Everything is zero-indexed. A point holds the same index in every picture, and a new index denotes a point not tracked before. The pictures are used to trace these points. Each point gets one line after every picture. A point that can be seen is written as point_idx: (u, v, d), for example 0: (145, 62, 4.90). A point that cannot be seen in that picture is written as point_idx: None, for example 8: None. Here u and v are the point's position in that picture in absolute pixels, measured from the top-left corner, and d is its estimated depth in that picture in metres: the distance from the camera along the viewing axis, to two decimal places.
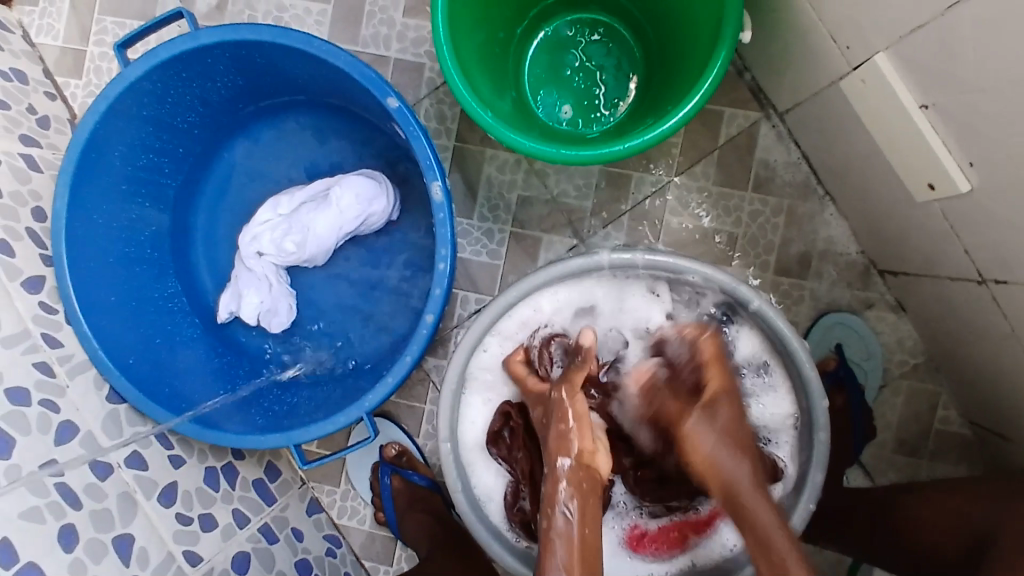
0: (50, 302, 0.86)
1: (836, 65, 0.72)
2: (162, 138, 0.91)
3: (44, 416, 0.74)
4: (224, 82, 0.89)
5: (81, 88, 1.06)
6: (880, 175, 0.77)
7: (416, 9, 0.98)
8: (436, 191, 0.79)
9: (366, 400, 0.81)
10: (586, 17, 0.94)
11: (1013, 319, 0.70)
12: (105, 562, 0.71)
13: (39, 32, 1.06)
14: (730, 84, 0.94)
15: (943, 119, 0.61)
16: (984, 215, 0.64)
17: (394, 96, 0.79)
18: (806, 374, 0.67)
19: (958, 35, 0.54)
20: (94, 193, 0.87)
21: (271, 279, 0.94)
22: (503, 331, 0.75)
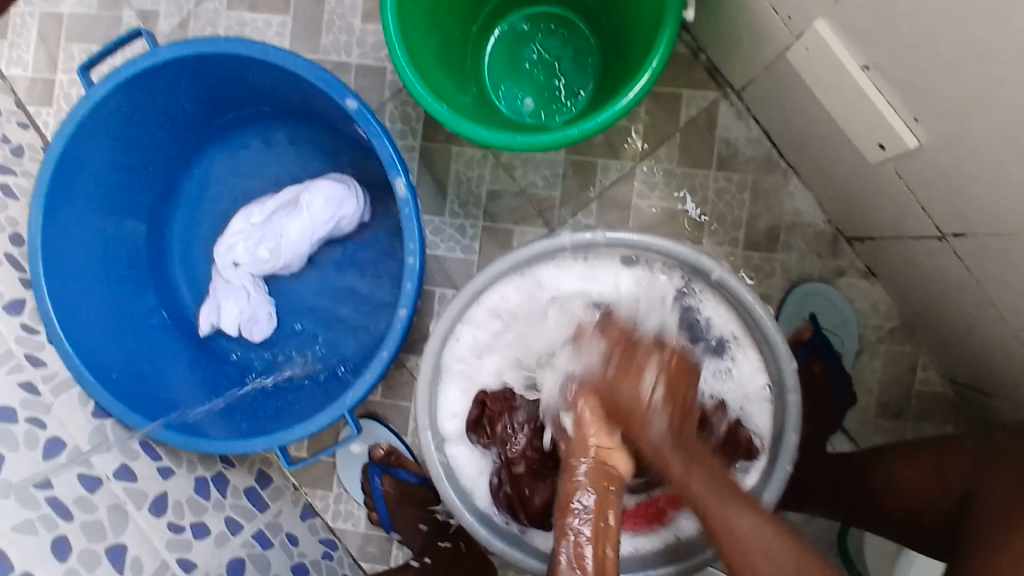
0: (32, 324, 0.87)
1: (780, 36, 0.73)
2: (132, 157, 0.93)
3: (30, 432, 0.76)
4: (189, 98, 0.91)
5: (53, 116, 1.08)
6: (835, 141, 0.78)
7: (374, 15, 1.00)
8: (401, 187, 0.80)
9: (347, 397, 0.82)
10: (541, 11, 0.96)
11: (975, 270, 0.71)
12: (99, 571, 0.72)
13: (8, 64, 1.08)
14: (686, 66, 0.95)
15: (882, 76, 0.62)
16: (933, 168, 0.65)
17: (352, 98, 0.80)
18: (774, 341, 0.68)
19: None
20: (68, 214, 0.88)
21: (249, 289, 0.95)
22: (473, 319, 0.76)
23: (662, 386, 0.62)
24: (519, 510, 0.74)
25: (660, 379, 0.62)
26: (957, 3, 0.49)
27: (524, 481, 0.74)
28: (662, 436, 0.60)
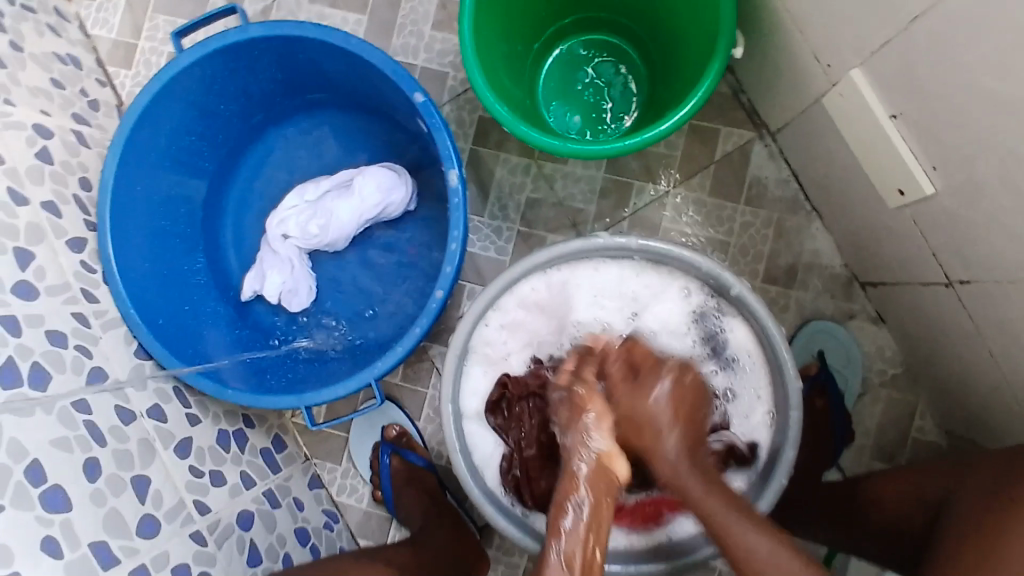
0: (90, 263, 0.93)
1: (819, 82, 0.79)
2: (204, 123, 1.00)
3: (77, 359, 0.81)
4: (266, 76, 0.98)
5: (129, 78, 1.16)
6: (858, 185, 0.83)
7: (444, 24, 1.08)
8: (453, 178, 0.86)
9: (375, 368, 0.87)
10: (599, 39, 1.03)
11: (977, 319, 0.76)
12: (123, 497, 0.76)
13: (94, 25, 1.16)
14: (727, 105, 1.02)
15: (909, 126, 0.68)
16: (947, 216, 0.70)
17: (420, 92, 0.87)
18: (782, 359, 0.73)
19: (913, 48, 0.61)
20: (139, 166, 0.95)
21: (294, 261, 1.01)
22: (505, 307, 0.81)
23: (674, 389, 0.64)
24: (525, 494, 0.77)
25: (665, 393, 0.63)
26: (980, 64, 0.55)
27: (532, 466, 0.77)
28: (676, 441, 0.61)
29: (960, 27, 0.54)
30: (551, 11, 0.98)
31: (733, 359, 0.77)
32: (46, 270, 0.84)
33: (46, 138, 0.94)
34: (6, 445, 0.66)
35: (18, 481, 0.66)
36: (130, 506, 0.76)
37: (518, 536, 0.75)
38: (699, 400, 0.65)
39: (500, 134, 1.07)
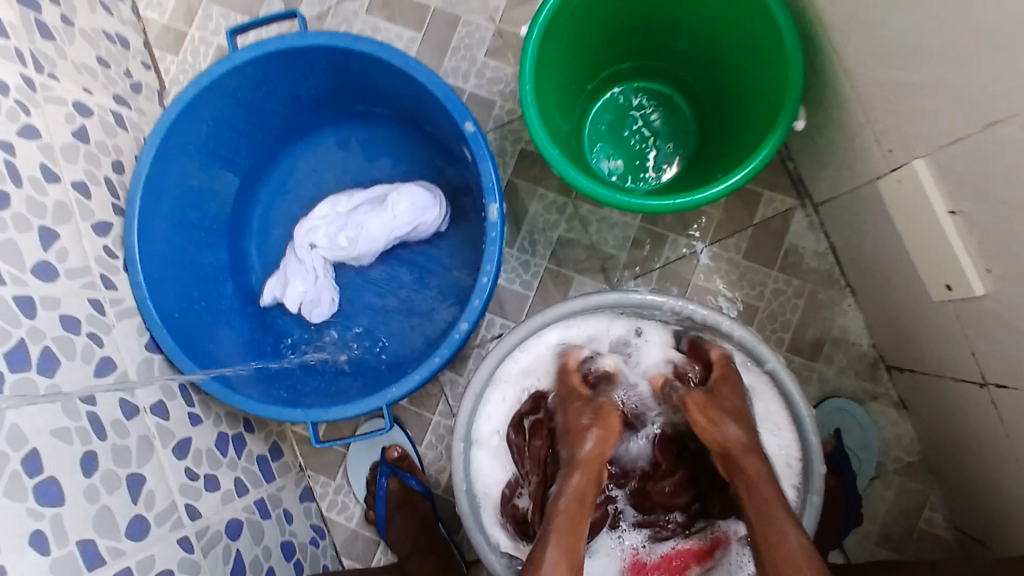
0: (113, 248, 0.91)
1: (876, 165, 0.78)
2: (247, 121, 0.99)
3: (88, 347, 0.79)
4: (316, 83, 0.97)
5: (176, 65, 1.16)
6: (903, 271, 0.82)
7: (498, 52, 1.08)
8: (493, 212, 0.85)
9: (389, 393, 0.85)
10: (652, 88, 1.02)
11: (1008, 424, 0.74)
12: (116, 494, 0.73)
13: (146, 6, 1.16)
14: (773, 169, 1.01)
15: (967, 225, 0.67)
16: (996, 318, 0.68)
17: (471, 122, 0.86)
18: (809, 442, 0.72)
19: (989, 153, 0.59)
20: (174, 157, 0.93)
21: (318, 271, 1.01)
22: (532, 348, 0.80)
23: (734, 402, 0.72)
24: (530, 522, 0.79)
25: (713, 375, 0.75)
26: None
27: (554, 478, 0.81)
28: (738, 439, 0.69)
29: None
30: (610, 55, 0.97)
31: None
32: (68, 252, 0.82)
33: (85, 116, 0.93)
34: (6, 432, 0.64)
35: (12, 471, 0.63)
36: (122, 505, 0.73)
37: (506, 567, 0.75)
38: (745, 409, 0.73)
39: (540, 170, 1.06)
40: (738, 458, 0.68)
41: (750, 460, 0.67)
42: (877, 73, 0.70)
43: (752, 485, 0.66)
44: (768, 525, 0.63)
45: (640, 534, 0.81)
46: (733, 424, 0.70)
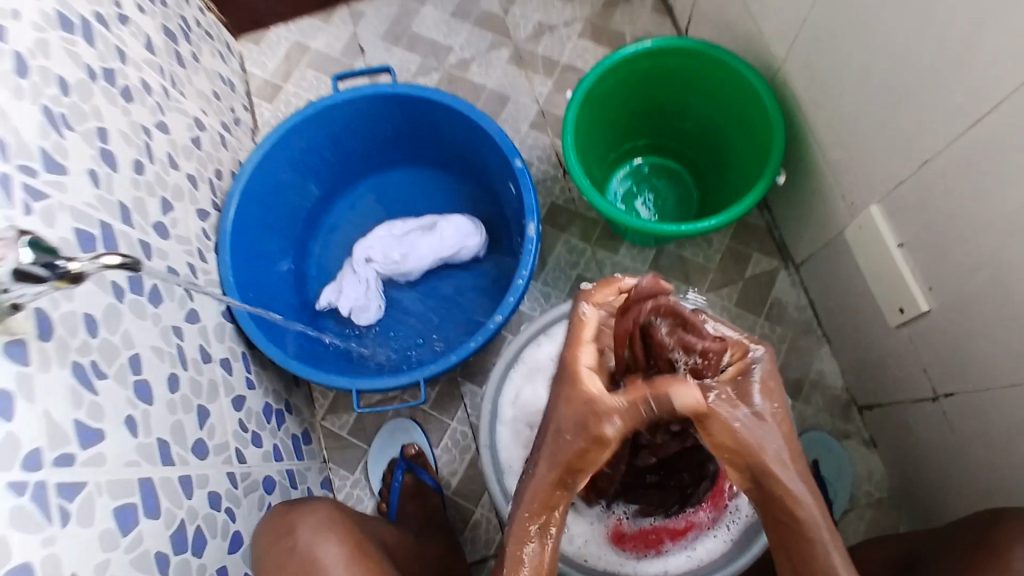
0: (208, 231, 1.08)
1: (842, 219, 0.98)
2: (331, 151, 1.19)
3: (184, 296, 0.94)
4: (393, 127, 1.19)
5: (269, 111, 1.39)
6: (867, 308, 0.98)
7: (538, 125, 1.32)
8: (530, 230, 1.03)
9: (426, 369, 1.00)
10: (662, 163, 1.25)
11: (958, 431, 0.88)
12: (189, 416, 0.87)
13: (252, 64, 1.42)
14: (761, 235, 1.20)
15: (912, 252, 0.84)
16: (940, 330, 0.84)
17: (520, 159, 1.06)
18: None
19: (917, 187, 0.79)
20: (270, 168, 1.12)
21: (370, 283, 1.17)
22: (555, 337, 0.95)
23: (760, 410, 0.52)
24: None
25: (762, 395, 0.53)
26: (964, 199, 0.73)
27: None
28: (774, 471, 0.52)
29: (953, 166, 0.73)
30: (632, 131, 1.20)
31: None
32: (178, 222, 1.00)
33: (201, 131, 1.15)
34: (121, 333, 0.79)
35: (121, 364, 0.78)
36: (191, 426, 0.87)
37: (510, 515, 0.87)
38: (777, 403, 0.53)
39: (565, 219, 1.25)
40: (781, 506, 0.52)
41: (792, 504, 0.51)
42: (837, 141, 0.92)
43: (809, 537, 0.52)
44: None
45: (627, 509, 0.91)
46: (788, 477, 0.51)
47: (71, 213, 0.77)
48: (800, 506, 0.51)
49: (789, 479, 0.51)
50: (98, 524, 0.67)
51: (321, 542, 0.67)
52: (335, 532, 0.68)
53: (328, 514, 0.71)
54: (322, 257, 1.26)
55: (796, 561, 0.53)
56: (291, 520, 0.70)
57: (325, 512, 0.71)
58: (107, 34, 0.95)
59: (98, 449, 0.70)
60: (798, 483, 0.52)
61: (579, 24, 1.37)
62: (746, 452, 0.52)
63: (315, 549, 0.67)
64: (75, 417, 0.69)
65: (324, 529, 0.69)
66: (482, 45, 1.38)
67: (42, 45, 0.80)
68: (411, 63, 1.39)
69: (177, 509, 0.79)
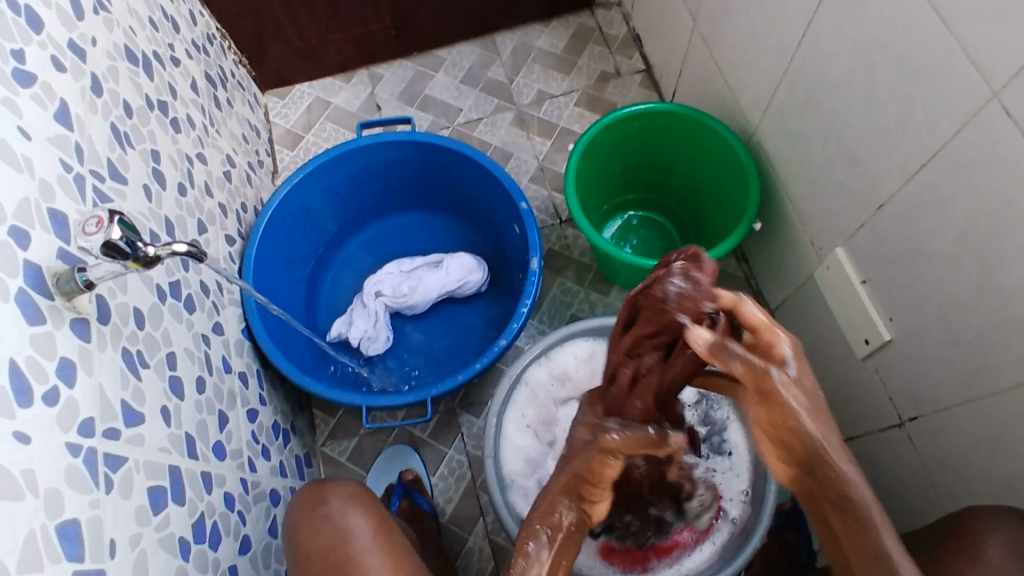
0: (234, 255, 1.16)
1: (812, 261, 1.09)
2: (351, 192, 1.30)
3: (212, 309, 1.00)
4: (409, 172, 1.31)
5: (288, 157, 1.51)
6: (836, 344, 1.09)
7: (538, 180, 1.45)
8: (534, 263, 1.13)
9: (433, 388, 1.06)
10: (649, 217, 1.38)
11: (923, 453, 0.96)
12: (212, 418, 0.90)
13: (276, 115, 1.54)
14: (739, 284, 1.32)
15: (874, 288, 0.96)
16: (901, 356, 0.94)
17: (525, 201, 1.17)
18: None
19: (875, 228, 0.92)
20: (296, 203, 1.22)
21: (379, 316, 1.24)
22: (556, 358, 1.03)
23: (799, 386, 0.51)
24: None
25: (801, 364, 0.52)
26: (916, 235, 0.85)
27: None
28: (819, 444, 0.50)
29: (905, 206, 0.85)
30: (624, 186, 1.33)
31: (729, 450, 0.99)
32: (210, 242, 1.08)
33: (231, 166, 1.25)
34: (160, 330, 0.84)
35: (159, 358, 0.82)
36: (212, 427, 0.89)
37: (512, 525, 0.89)
38: (812, 385, 0.52)
39: (561, 264, 1.36)
40: (839, 490, 0.50)
41: (832, 474, 0.50)
42: (808, 191, 1.05)
43: (862, 518, 0.51)
44: (865, 564, 0.51)
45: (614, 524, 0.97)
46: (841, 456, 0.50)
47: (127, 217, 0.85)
48: (853, 490, 0.50)
49: (847, 459, 0.50)
50: (134, 499, 0.69)
51: (350, 511, 0.73)
52: (360, 508, 0.74)
53: (351, 488, 0.76)
54: (333, 289, 1.34)
55: (843, 540, 0.52)
56: (321, 495, 0.75)
57: (348, 486, 0.77)
58: (162, 71, 1.06)
59: (138, 430, 0.73)
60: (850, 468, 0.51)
61: (576, 94, 1.53)
62: (808, 437, 0.50)
63: (345, 517, 0.72)
64: (122, 397, 0.72)
65: (352, 501, 0.74)
66: (488, 108, 1.52)
67: (113, 72, 0.91)
68: (423, 121, 1.52)
69: (198, 501, 0.80)
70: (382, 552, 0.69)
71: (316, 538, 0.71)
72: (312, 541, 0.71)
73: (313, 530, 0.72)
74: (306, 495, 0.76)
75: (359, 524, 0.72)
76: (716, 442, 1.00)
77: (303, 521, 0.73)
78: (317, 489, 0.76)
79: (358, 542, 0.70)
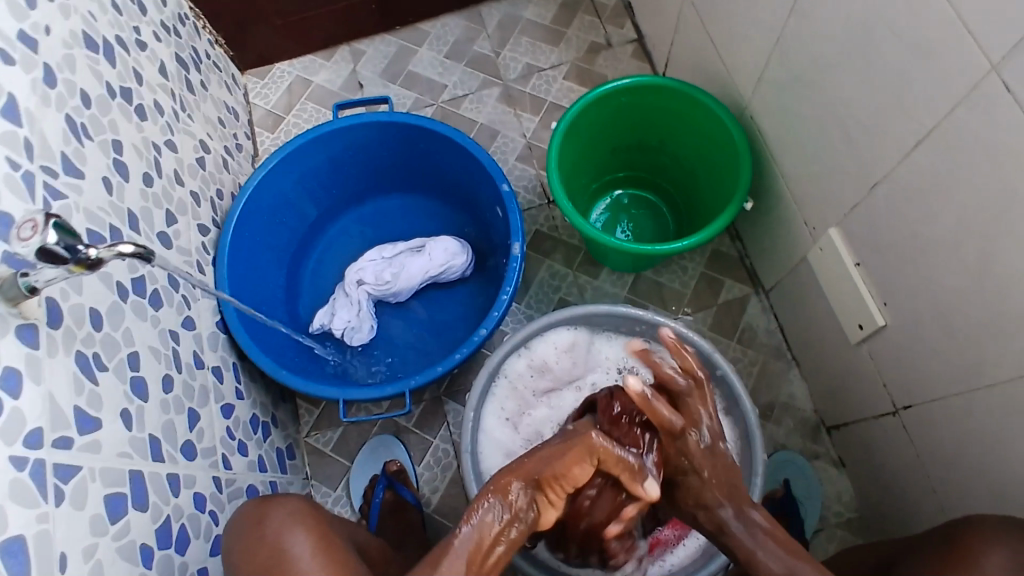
0: (207, 245, 1.12)
1: (805, 243, 1.04)
2: (330, 175, 1.26)
3: (181, 304, 0.98)
4: (389, 154, 1.26)
5: (269, 140, 1.47)
6: (830, 329, 1.04)
7: (525, 158, 1.40)
8: (515, 249, 1.09)
9: (412, 380, 1.04)
10: (640, 194, 1.33)
11: (917, 442, 0.93)
12: (180, 418, 0.89)
13: (255, 96, 1.50)
14: (734, 263, 1.27)
15: (867, 272, 0.91)
16: (895, 344, 0.90)
17: (507, 183, 1.13)
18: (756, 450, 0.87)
19: (868, 209, 0.87)
20: (272, 189, 1.18)
21: (362, 305, 1.21)
22: (535, 349, 0.99)
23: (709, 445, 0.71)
24: None
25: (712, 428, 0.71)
26: (910, 219, 0.80)
27: None
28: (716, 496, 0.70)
29: (900, 187, 0.80)
30: (613, 163, 1.28)
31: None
32: (181, 234, 1.05)
33: (206, 152, 1.22)
34: (122, 330, 0.82)
35: (120, 359, 0.80)
36: (182, 427, 0.89)
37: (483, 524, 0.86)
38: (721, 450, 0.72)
39: (549, 246, 1.32)
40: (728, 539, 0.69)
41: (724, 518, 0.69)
42: (800, 169, 0.99)
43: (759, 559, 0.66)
44: None
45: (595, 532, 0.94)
46: (747, 505, 0.70)
47: (84, 214, 0.82)
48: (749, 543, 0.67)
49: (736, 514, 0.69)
50: (89, 509, 0.67)
51: (288, 532, 0.72)
52: (299, 523, 0.73)
53: (296, 506, 0.76)
54: (315, 276, 1.31)
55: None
56: (263, 513, 0.75)
57: (295, 504, 0.76)
58: (125, 56, 1.02)
59: (95, 437, 0.72)
60: (758, 515, 0.69)
61: (565, 67, 1.47)
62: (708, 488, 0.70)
63: (284, 537, 0.71)
64: (76, 404, 0.71)
65: (291, 518, 0.74)
66: (474, 83, 1.47)
67: (69, 60, 0.87)
68: (406, 99, 1.47)
69: (164, 505, 0.80)
70: (324, 570, 0.68)
71: (252, 559, 0.70)
72: (249, 562, 0.71)
73: (249, 549, 0.72)
74: (250, 513, 0.76)
75: (300, 543, 0.71)
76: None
77: (242, 543, 0.73)
78: (260, 508, 0.76)
79: (299, 563, 0.69)
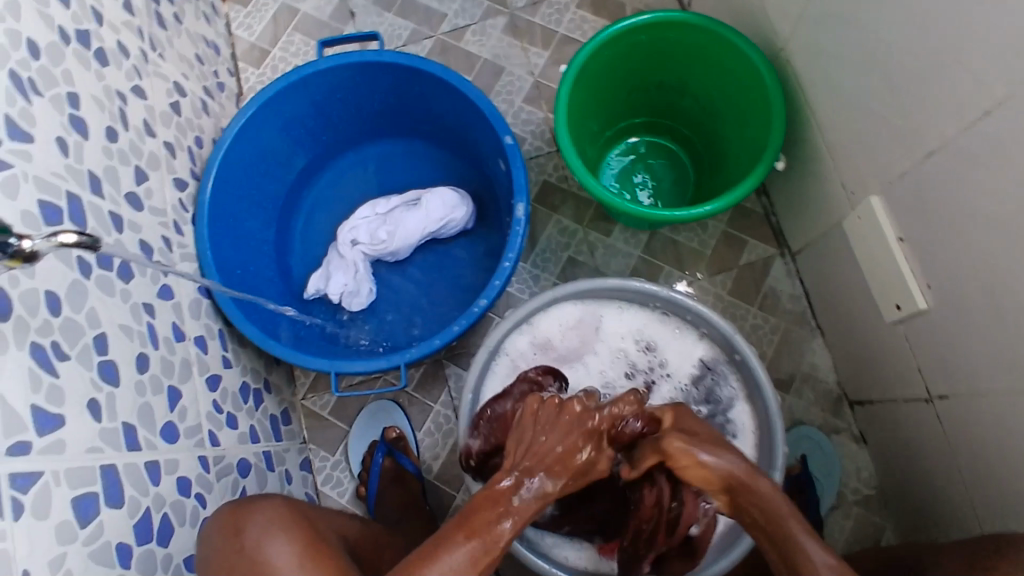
0: (185, 202, 1.04)
1: (842, 207, 0.94)
2: (317, 120, 1.15)
3: (156, 273, 0.90)
4: (381, 97, 1.15)
5: (254, 76, 1.35)
6: (862, 302, 0.96)
7: (533, 99, 1.27)
8: (519, 210, 0.99)
9: (407, 353, 0.97)
10: (659, 143, 1.21)
11: (950, 433, 0.86)
12: (159, 398, 0.84)
13: (238, 26, 1.36)
14: (759, 221, 1.17)
15: (911, 248, 0.81)
16: (937, 329, 0.82)
17: (510, 135, 1.02)
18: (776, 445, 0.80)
19: (919, 180, 0.76)
20: (254, 138, 1.08)
21: (358, 266, 1.14)
22: (539, 324, 0.92)
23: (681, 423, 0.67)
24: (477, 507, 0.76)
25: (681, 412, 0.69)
26: (969, 197, 0.70)
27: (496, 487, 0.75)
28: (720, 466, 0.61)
29: (961, 158, 0.69)
30: (629, 108, 1.16)
31: (733, 431, 0.87)
32: (153, 192, 0.96)
33: (181, 96, 1.11)
34: (86, 312, 0.75)
35: (85, 344, 0.74)
36: (161, 409, 0.83)
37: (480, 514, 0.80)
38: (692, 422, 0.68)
39: (558, 199, 1.22)
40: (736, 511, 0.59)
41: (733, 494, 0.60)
42: (841, 125, 0.87)
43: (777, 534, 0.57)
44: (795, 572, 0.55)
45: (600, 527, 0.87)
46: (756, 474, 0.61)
47: (35, 183, 0.73)
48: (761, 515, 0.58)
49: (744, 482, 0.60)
50: (54, 517, 0.63)
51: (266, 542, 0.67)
52: (280, 532, 0.68)
53: (273, 511, 0.72)
54: (307, 230, 1.23)
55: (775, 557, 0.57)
56: (241, 521, 0.70)
57: (270, 507, 0.72)
58: None
59: (57, 436, 0.66)
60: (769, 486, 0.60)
61: None
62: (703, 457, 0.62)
63: (259, 547, 0.67)
64: (32, 402, 0.65)
65: (274, 527, 0.69)
66: (477, 12, 1.32)
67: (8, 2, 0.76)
68: (402, 30, 1.33)
69: (143, 497, 0.75)
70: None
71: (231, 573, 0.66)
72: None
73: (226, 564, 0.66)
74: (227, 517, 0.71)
75: (283, 555, 0.66)
76: (718, 422, 0.87)
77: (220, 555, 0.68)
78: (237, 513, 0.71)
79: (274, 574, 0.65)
